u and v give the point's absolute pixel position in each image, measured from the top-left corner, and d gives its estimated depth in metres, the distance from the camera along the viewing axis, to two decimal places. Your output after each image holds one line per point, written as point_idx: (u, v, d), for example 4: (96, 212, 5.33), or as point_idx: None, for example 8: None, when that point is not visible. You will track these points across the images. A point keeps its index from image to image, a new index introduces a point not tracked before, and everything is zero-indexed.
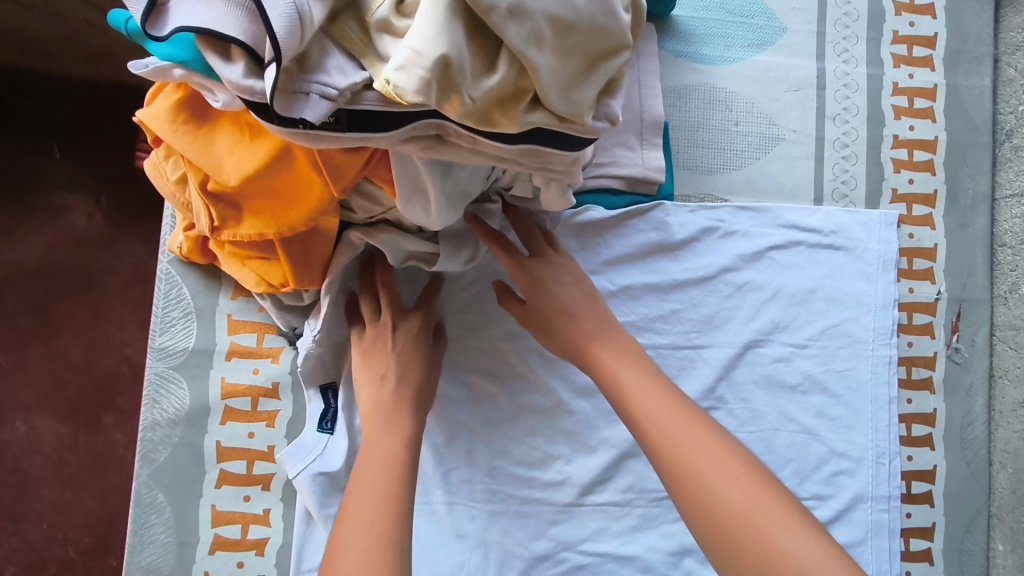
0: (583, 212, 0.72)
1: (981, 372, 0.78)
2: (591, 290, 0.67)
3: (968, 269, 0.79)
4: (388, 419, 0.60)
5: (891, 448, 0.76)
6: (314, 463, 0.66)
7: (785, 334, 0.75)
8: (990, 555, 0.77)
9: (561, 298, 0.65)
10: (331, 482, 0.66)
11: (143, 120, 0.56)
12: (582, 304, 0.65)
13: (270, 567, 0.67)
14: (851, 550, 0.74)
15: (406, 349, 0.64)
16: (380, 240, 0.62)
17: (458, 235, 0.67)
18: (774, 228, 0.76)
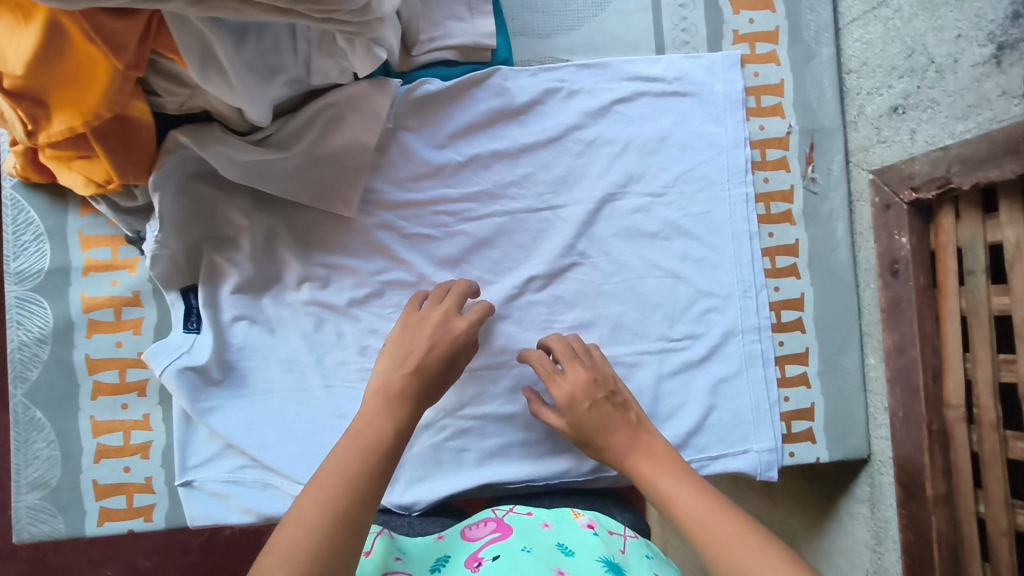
0: (419, 86, 0.72)
1: (840, 199, 0.80)
2: (623, 400, 0.69)
3: (816, 99, 0.80)
4: (386, 402, 0.60)
5: (755, 282, 0.78)
6: (179, 358, 0.67)
7: (640, 184, 0.77)
8: (865, 371, 0.79)
9: (596, 414, 0.67)
10: (201, 376, 0.68)
11: None
12: (615, 418, 0.67)
13: (157, 468, 0.70)
14: (726, 382, 0.77)
15: (443, 343, 0.65)
16: (209, 150, 0.63)
17: (292, 134, 0.67)
18: (617, 81, 0.77)
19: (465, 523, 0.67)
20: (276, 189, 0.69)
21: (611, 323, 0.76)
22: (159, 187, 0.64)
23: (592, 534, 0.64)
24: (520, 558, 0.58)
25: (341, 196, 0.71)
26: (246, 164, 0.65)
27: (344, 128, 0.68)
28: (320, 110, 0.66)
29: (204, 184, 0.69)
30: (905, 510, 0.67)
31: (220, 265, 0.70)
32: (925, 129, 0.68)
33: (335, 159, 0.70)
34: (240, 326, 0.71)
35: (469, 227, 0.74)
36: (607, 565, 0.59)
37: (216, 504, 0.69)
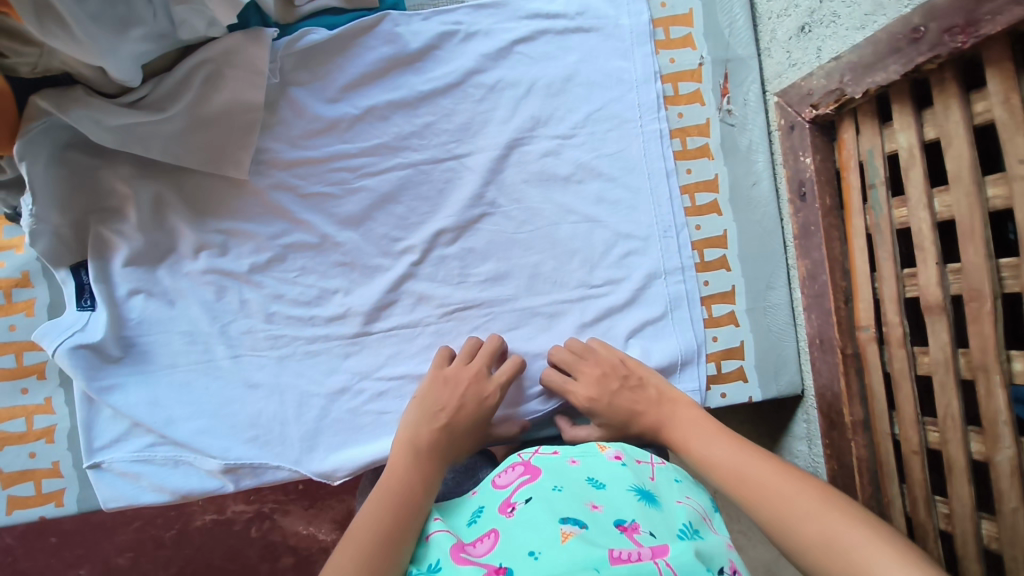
0: (303, 37, 0.68)
1: (759, 129, 0.77)
2: (639, 379, 0.65)
3: (727, 27, 0.77)
4: (432, 448, 0.58)
5: (676, 221, 0.75)
6: (71, 335, 0.63)
7: (548, 127, 0.74)
8: (794, 307, 0.77)
9: (617, 405, 0.63)
10: (97, 353, 0.65)
11: None
12: (637, 400, 0.63)
13: (63, 452, 0.68)
14: (654, 325, 0.74)
15: (474, 402, 0.64)
16: (71, 114, 0.58)
17: (171, 94, 0.62)
18: (516, 21, 0.75)
19: (493, 474, 0.58)
20: (159, 155, 0.65)
21: (527, 272, 0.73)
22: (26, 157, 0.59)
23: (621, 464, 0.55)
24: (551, 498, 0.49)
25: (231, 159, 0.67)
26: (118, 128, 0.61)
27: (225, 86, 0.64)
28: (196, 66, 0.62)
29: (80, 152, 0.64)
30: (829, 441, 0.65)
31: (108, 238, 0.67)
32: (828, 44, 0.65)
33: (220, 121, 0.66)
34: (138, 301, 0.68)
35: (369, 182, 0.71)
36: (640, 495, 0.51)
37: (127, 484, 0.66)
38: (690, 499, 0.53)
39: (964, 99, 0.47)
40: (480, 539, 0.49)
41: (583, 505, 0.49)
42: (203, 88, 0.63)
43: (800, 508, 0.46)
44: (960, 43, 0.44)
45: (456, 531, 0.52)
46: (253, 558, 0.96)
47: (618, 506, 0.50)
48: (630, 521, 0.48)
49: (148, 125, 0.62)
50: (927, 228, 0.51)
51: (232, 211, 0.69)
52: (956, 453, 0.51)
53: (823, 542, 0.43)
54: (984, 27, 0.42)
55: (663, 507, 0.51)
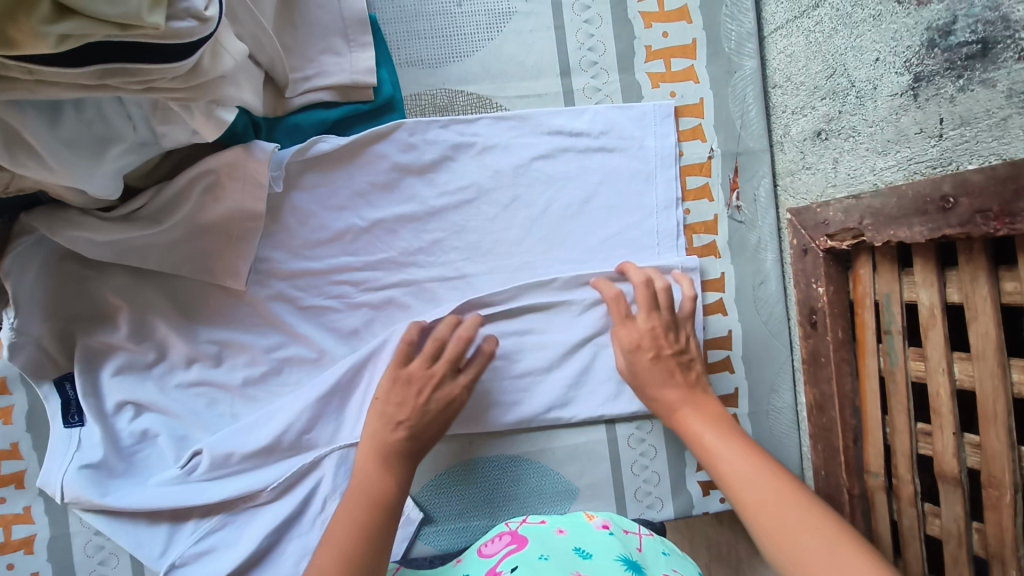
0: (312, 145, 0.65)
1: (768, 227, 0.74)
2: (690, 359, 0.66)
3: (739, 119, 0.74)
4: (389, 461, 0.59)
5: None
6: (71, 458, 0.61)
7: (561, 251, 0.71)
8: (798, 410, 0.75)
9: (660, 371, 0.64)
10: (100, 470, 0.62)
11: None
12: (677, 374, 0.64)
13: (43, 563, 0.65)
14: None
15: (437, 406, 0.62)
16: (62, 235, 0.58)
17: (164, 205, 0.60)
18: (538, 136, 0.71)
19: (481, 542, 0.64)
20: (155, 266, 0.64)
21: (526, 383, 0.71)
22: (17, 269, 0.59)
23: (606, 534, 0.60)
24: (536, 565, 0.53)
25: (228, 268, 0.65)
26: (110, 244, 0.60)
27: (224, 196, 0.62)
28: (193, 179, 0.60)
29: (74, 263, 0.64)
30: None
31: (98, 349, 0.65)
32: (846, 160, 0.62)
33: (218, 228, 0.64)
34: (127, 413, 0.65)
35: (372, 297, 0.69)
36: (625, 564, 0.55)
37: (209, 566, 0.64)
38: (677, 572, 0.56)
39: (992, 272, 0.44)
40: None
41: (570, 573, 0.52)
42: (202, 198, 0.61)
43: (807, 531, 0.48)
44: (992, 229, 0.41)
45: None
46: None
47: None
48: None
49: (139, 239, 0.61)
50: (946, 393, 0.48)
51: (225, 317, 0.68)
52: None
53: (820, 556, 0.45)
54: (1020, 221, 0.39)
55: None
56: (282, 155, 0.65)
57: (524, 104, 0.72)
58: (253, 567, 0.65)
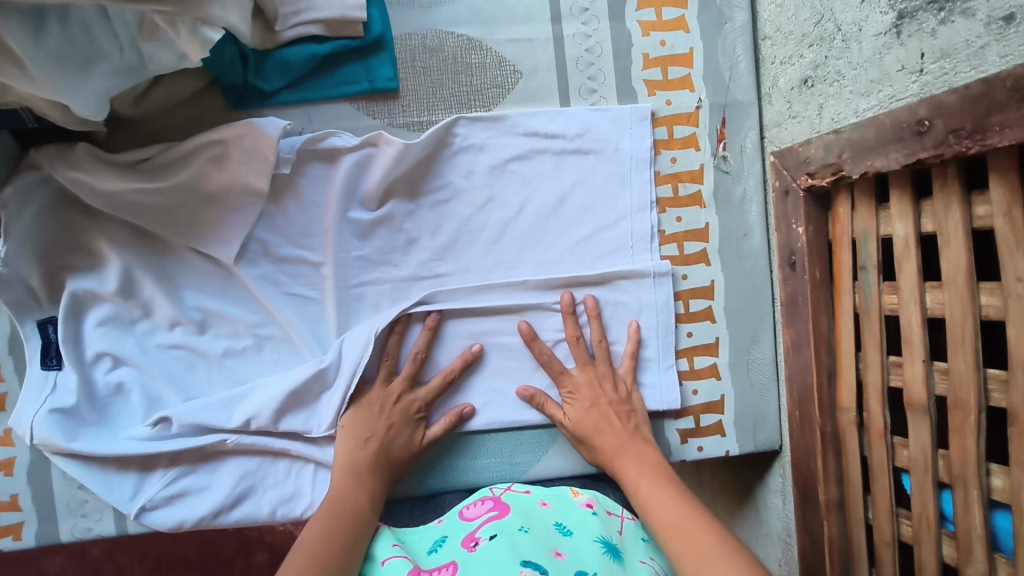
0: (324, 137, 0.66)
1: (754, 177, 0.75)
2: (627, 407, 0.69)
3: (729, 69, 0.74)
4: (355, 477, 0.61)
5: (666, 310, 0.73)
6: (44, 402, 0.63)
7: (547, 200, 0.72)
8: (779, 360, 0.76)
9: (597, 416, 0.67)
10: (70, 418, 0.64)
11: None
12: (613, 421, 0.67)
13: (23, 485, 0.66)
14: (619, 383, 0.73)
15: (405, 420, 0.66)
16: (68, 175, 0.61)
17: (169, 163, 0.63)
18: (514, 138, 0.71)
19: (463, 505, 0.65)
20: (149, 225, 0.65)
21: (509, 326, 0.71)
22: (15, 202, 0.61)
23: (590, 513, 0.60)
24: (515, 537, 0.54)
25: (219, 236, 0.66)
26: (109, 193, 0.62)
27: (227, 167, 0.64)
28: (202, 146, 0.63)
29: (71, 209, 0.64)
30: (801, 514, 0.63)
31: (84, 300, 0.65)
32: (830, 105, 0.62)
33: (217, 198, 0.66)
34: (105, 364, 0.66)
35: (354, 241, 0.69)
36: (604, 547, 0.55)
37: (180, 508, 0.66)
38: (653, 560, 0.57)
39: (964, 197, 0.44)
40: (437, 570, 0.53)
41: (547, 550, 0.53)
42: (206, 164, 0.64)
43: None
44: (964, 147, 0.42)
45: (415, 556, 0.57)
46: (229, 553, 0.93)
47: (581, 556, 0.53)
48: (590, 573, 0.51)
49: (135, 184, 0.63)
50: (917, 323, 0.49)
51: (208, 269, 0.67)
52: (928, 555, 0.49)
53: None
54: (990, 137, 0.40)
55: (625, 564, 0.54)
56: (290, 139, 0.66)
57: (514, 48, 0.71)
58: (230, 506, 0.67)
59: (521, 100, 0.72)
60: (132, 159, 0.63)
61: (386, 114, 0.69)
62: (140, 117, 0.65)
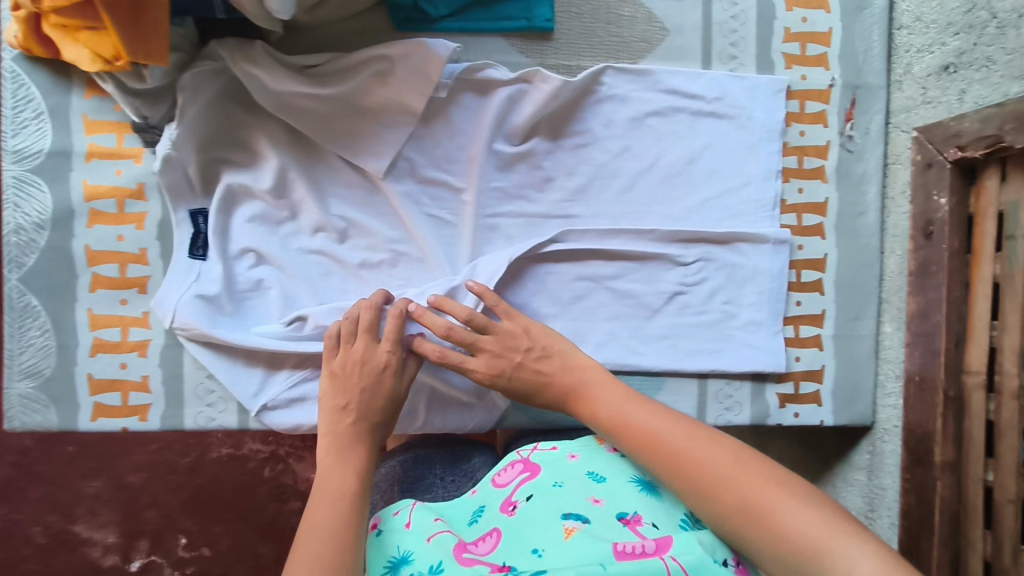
0: (483, 69, 0.68)
1: (875, 160, 0.77)
2: (547, 349, 0.64)
3: (863, 52, 0.76)
4: (341, 452, 0.57)
5: (780, 282, 0.75)
6: (189, 287, 0.65)
7: (678, 156, 0.73)
8: (879, 339, 0.78)
9: (518, 380, 0.63)
10: (211, 304, 0.65)
11: None
12: (541, 378, 0.63)
13: (155, 367, 0.68)
14: (727, 343, 0.75)
15: (373, 386, 0.61)
16: (241, 70, 0.63)
17: (336, 72, 0.65)
18: (655, 93, 0.73)
19: (493, 471, 0.62)
20: (308, 130, 0.67)
21: (631, 271, 0.73)
22: (190, 88, 0.62)
23: (618, 457, 0.59)
24: (553, 494, 0.53)
25: (372, 149, 0.68)
26: (277, 93, 0.64)
27: (390, 84, 0.65)
28: (369, 60, 0.64)
29: (236, 105, 0.66)
30: (909, 475, 0.67)
31: (236, 195, 0.67)
32: (976, 89, 0.65)
33: (375, 114, 0.67)
34: (248, 260, 0.68)
35: (494, 172, 0.71)
36: (640, 486, 0.55)
37: (299, 411, 0.68)
38: None
39: None
40: (482, 539, 0.51)
41: (585, 500, 0.53)
42: (371, 79, 0.65)
43: (731, 484, 0.49)
44: None
45: (457, 529, 0.54)
46: (265, 494, 1.18)
47: (618, 497, 0.53)
48: (631, 514, 0.52)
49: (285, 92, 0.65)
50: None
51: (353, 184, 0.70)
52: None
53: (750, 512, 0.47)
54: None
55: (662, 496, 0.55)
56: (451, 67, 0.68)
57: (666, 6, 0.72)
58: None
59: (664, 57, 0.73)
60: (302, 63, 0.64)
61: (536, 53, 0.71)
62: (309, 24, 0.66)
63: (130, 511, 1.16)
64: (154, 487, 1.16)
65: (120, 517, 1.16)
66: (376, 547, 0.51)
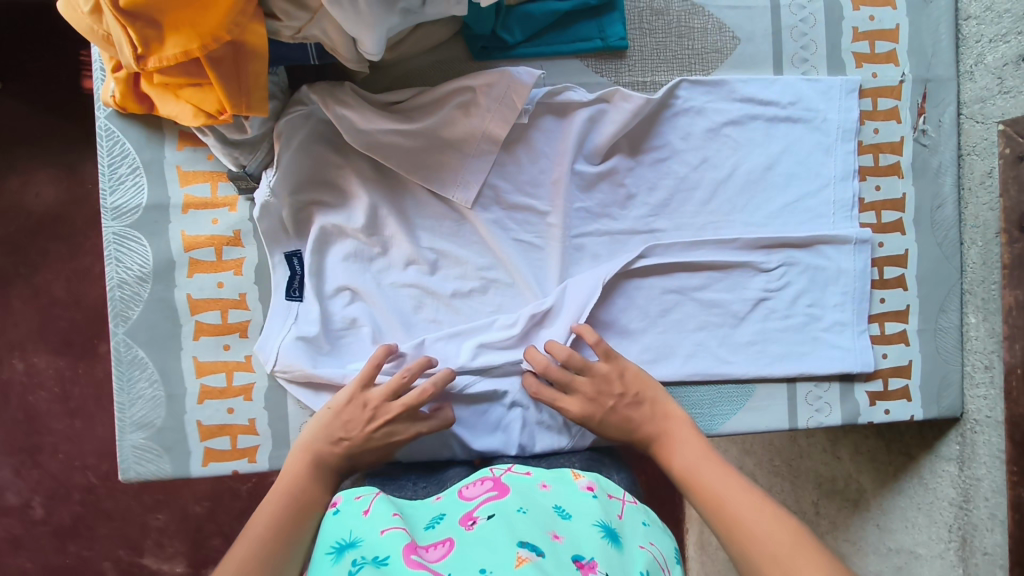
0: (564, 92, 0.70)
1: (949, 152, 0.77)
2: (642, 392, 0.63)
3: (932, 46, 0.76)
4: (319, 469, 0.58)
5: (866, 284, 0.75)
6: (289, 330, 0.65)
7: (756, 162, 0.74)
8: (964, 330, 0.78)
9: (611, 423, 0.62)
10: (311, 344, 0.65)
11: (65, 9, 0.58)
12: (634, 417, 0.62)
13: (260, 410, 0.68)
14: (818, 347, 0.74)
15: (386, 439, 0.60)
16: (334, 111, 0.64)
17: (421, 107, 0.66)
18: (729, 102, 0.73)
19: (462, 483, 0.59)
20: (396, 166, 0.68)
21: (718, 282, 0.73)
22: (285, 134, 0.64)
23: (591, 494, 0.55)
24: (515, 517, 0.49)
25: (459, 180, 0.69)
26: (366, 133, 0.65)
27: (474, 114, 0.66)
28: (453, 93, 0.65)
29: (326, 148, 0.68)
30: (1018, 467, 0.68)
31: (331, 235, 0.68)
32: None
33: (458, 146, 0.68)
34: (343, 298, 0.68)
35: (578, 193, 0.72)
36: (604, 531, 0.50)
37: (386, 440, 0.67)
38: (652, 546, 0.52)
39: None
40: (434, 546, 0.47)
41: (545, 532, 0.48)
42: (455, 111, 0.66)
43: (780, 556, 0.48)
44: None
45: (413, 530, 0.50)
46: None
47: (580, 539, 0.49)
48: (588, 559, 0.46)
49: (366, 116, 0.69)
50: None
51: (438, 220, 0.71)
52: None
53: None
54: None
55: (623, 548, 0.50)
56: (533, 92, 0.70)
57: (735, 15, 0.74)
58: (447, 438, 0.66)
59: (737, 65, 0.75)
60: (388, 101, 0.66)
61: (612, 71, 0.73)
62: (390, 61, 0.69)
63: (195, 540, 1.16)
64: (219, 515, 1.16)
65: (186, 547, 1.15)
66: (329, 527, 0.50)
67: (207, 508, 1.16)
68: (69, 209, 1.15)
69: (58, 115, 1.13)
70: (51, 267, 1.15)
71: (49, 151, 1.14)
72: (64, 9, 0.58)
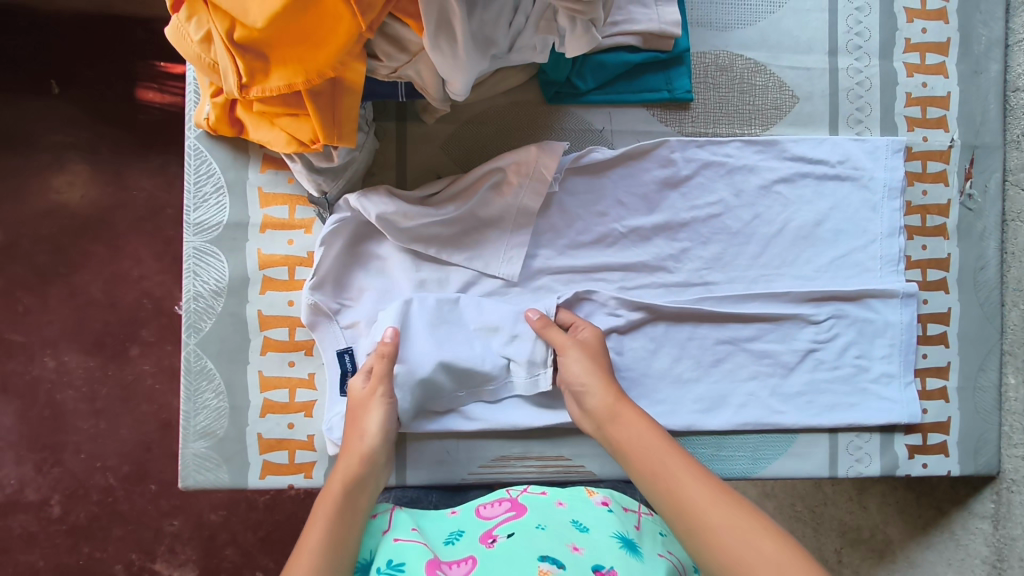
0: (588, 154, 0.73)
1: (994, 217, 0.80)
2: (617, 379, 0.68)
3: (981, 115, 0.79)
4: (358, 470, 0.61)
5: (912, 340, 0.77)
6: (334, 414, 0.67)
7: (808, 216, 0.76)
8: (1002, 390, 0.80)
9: (602, 378, 0.65)
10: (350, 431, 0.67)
11: (171, 34, 0.61)
12: (616, 384, 0.65)
13: (318, 427, 0.70)
14: (861, 397, 0.76)
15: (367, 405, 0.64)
16: (377, 192, 0.68)
17: (455, 195, 0.70)
18: (781, 160, 0.76)
19: (480, 501, 0.64)
20: (440, 254, 0.71)
21: (768, 331, 0.75)
22: (327, 242, 0.68)
23: (606, 509, 0.60)
24: (535, 535, 0.54)
25: (502, 256, 0.72)
26: (410, 226, 0.68)
27: (507, 193, 0.70)
28: (485, 175, 0.69)
29: (371, 244, 0.71)
30: None
31: None
32: None
33: (495, 223, 0.71)
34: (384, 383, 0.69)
35: (636, 235, 0.75)
36: (621, 542, 0.55)
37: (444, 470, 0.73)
38: (670, 554, 0.58)
39: None
40: (457, 563, 0.53)
41: (564, 545, 0.53)
42: (489, 192, 0.70)
43: (753, 537, 0.49)
44: None
45: (434, 547, 0.56)
46: None
47: (599, 551, 0.53)
48: (607, 568, 0.51)
49: (436, 147, 0.74)
50: None
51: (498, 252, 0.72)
52: None
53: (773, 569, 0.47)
54: None
55: (643, 557, 0.55)
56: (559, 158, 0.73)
57: (795, 75, 0.78)
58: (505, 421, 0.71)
59: (794, 123, 0.78)
60: (422, 195, 0.70)
61: (674, 121, 0.77)
62: (467, 102, 0.73)
63: (208, 548, 1.16)
64: (233, 524, 1.17)
65: (198, 554, 1.16)
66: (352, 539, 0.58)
67: (223, 515, 1.17)
68: (114, 214, 1.17)
69: (117, 123, 1.16)
70: (95, 272, 1.17)
71: (104, 156, 1.17)
72: (169, 32, 0.62)
